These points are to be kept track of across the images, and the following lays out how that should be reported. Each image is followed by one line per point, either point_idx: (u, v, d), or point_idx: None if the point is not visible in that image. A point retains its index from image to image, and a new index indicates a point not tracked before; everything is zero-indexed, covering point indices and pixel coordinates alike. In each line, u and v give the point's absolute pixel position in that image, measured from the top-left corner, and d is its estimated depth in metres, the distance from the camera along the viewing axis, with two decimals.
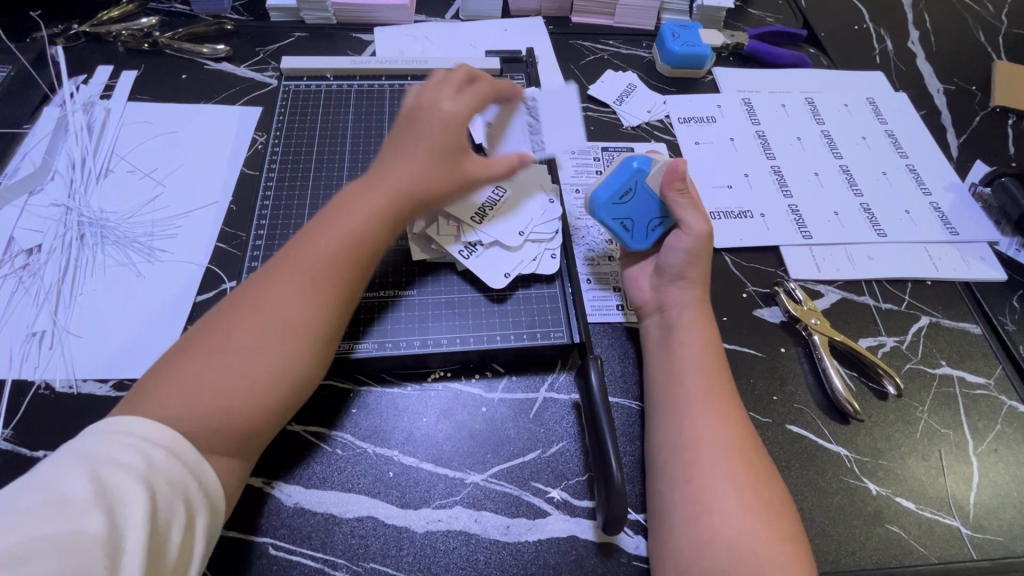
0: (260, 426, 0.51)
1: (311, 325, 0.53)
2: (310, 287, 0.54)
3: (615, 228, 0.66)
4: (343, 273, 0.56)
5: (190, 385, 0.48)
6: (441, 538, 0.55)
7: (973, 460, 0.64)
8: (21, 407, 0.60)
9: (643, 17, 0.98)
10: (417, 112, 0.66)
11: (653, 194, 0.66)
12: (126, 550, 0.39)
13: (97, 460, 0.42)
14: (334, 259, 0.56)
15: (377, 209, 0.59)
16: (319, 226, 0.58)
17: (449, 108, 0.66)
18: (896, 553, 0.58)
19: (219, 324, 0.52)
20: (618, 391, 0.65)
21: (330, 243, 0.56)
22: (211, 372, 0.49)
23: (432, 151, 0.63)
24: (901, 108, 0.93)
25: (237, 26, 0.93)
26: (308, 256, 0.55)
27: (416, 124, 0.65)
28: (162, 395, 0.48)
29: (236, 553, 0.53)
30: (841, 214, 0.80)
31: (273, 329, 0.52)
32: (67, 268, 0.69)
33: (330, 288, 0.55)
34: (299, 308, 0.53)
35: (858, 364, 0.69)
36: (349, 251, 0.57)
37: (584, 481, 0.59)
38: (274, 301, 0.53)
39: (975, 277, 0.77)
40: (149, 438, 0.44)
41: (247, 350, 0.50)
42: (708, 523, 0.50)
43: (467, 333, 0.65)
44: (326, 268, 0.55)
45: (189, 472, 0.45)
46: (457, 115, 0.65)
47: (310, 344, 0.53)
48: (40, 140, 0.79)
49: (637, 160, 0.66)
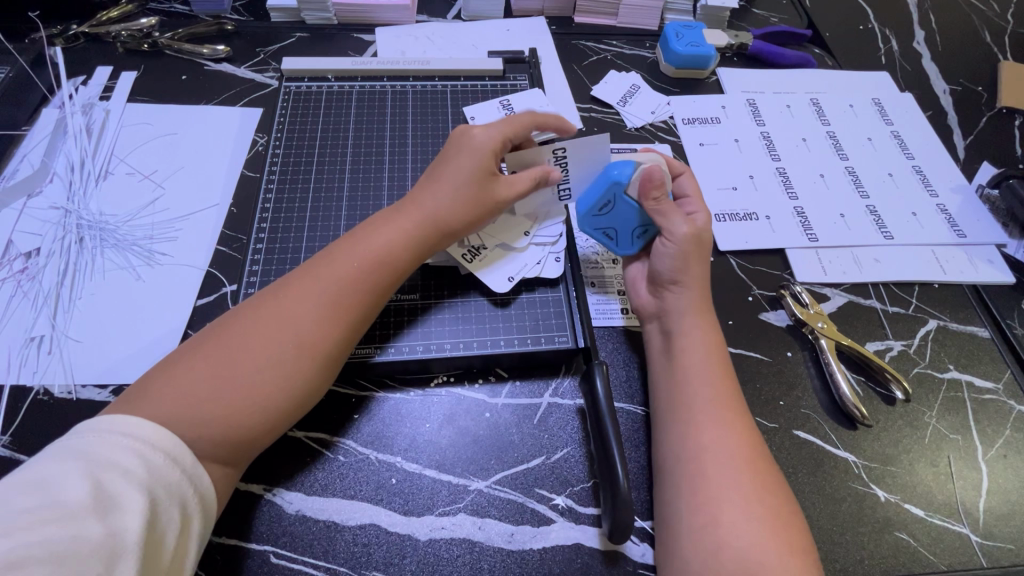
0: (259, 437, 0.50)
1: (327, 345, 0.53)
2: (329, 306, 0.54)
3: (599, 236, 0.67)
4: (360, 294, 0.56)
5: (193, 393, 0.48)
6: (444, 545, 0.55)
7: (982, 465, 0.63)
8: (20, 413, 0.59)
9: (647, 18, 0.97)
10: (450, 142, 0.65)
11: (632, 205, 0.64)
12: (123, 556, 0.39)
13: (93, 462, 0.41)
14: (356, 280, 0.56)
15: (400, 229, 0.60)
16: (343, 245, 0.58)
17: (477, 135, 0.64)
18: (906, 561, 0.57)
19: (231, 329, 0.52)
20: (623, 396, 0.64)
21: (354, 263, 0.57)
22: (221, 378, 0.49)
23: (460, 177, 0.62)
24: (906, 109, 0.93)
25: (238, 26, 0.92)
26: (326, 274, 0.56)
27: (448, 152, 0.64)
28: (165, 396, 0.47)
29: (237, 561, 0.53)
30: (847, 216, 0.80)
31: (289, 343, 0.52)
32: (66, 272, 0.68)
33: (349, 309, 0.55)
34: (317, 326, 0.53)
35: (865, 369, 0.68)
36: (371, 272, 0.57)
37: (589, 488, 0.58)
38: (290, 316, 0.53)
39: (983, 280, 0.76)
40: (149, 441, 0.44)
41: (259, 360, 0.50)
42: (716, 533, 0.50)
43: (469, 338, 0.64)
44: (347, 289, 0.55)
45: (186, 478, 0.45)
46: (487, 144, 0.63)
47: (323, 363, 0.53)
48: (39, 141, 0.78)
49: (616, 168, 0.64)
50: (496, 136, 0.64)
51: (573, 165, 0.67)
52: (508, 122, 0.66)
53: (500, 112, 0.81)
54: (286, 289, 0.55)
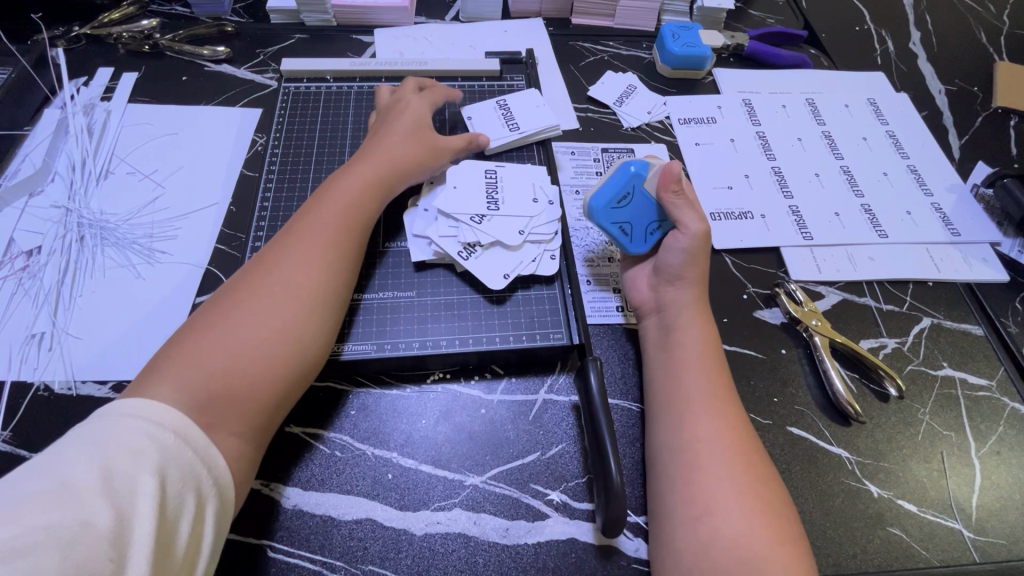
0: (276, 385, 0.52)
1: (313, 284, 0.56)
2: (308, 248, 0.58)
3: (615, 233, 0.67)
4: (336, 233, 0.61)
5: (195, 355, 0.49)
6: (440, 540, 0.55)
7: (976, 462, 0.64)
8: (20, 408, 0.60)
9: (644, 19, 0.98)
10: (383, 112, 0.75)
11: (650, 199, 0.66)
12: (133, 542, 0.38)
13: (105, 447, 0.41)
14: (331, 223, 0.61)
15: (363, 183, 0.65)
16: (309, 209, 0.63)
17: (410, 102, 0.75)
18: (898, 557, 0.58)
19: (221, 302, 0.54)
20: (617, 393, 0.65)
21: (324, 214, 0.61)
22: (218, 332, 0.51)
23: (405, 131, 0.71)
24: (901, 109, 0.93)
25: (238, 28, 0.93)
26: (301, 228, 0.60)
27: (388, 116, 0.73)
28: (169, 365, 0.49)
29: (233, 554, 0.53)
30: (842, 214, 0.80)
31: (275, 290, 0.55)
32: (67, 269, 0.69)
33: (329, 251, 0.59)
34: (301, 266, 0.57)
35: (859, 366, 0.68)
36: (342, 214, 0.62)
37: (584, 483, 0.59)
38: (273, 270, 0.56)
39: (976, 278, 0.77)
40: (160, 422, 0.44)
41: (251, 312, 0.53)
42: (709, 525, 0.50)
43: (465, 335, 0.65)
44: (322, 233, 0.60)
45: (199, 460, 0.44)
46: (413, 104, 0.75)
47: (312, 303, 0.56)
48: (41, 141, 0.79)
49: (634, 165, 0.67)
50: (421, 100, 0.76)
51: (499, 183, 0.73)
52: (431, 94, 0.78)
53: (505, 129, 0.79)
54: (263, 258, 0.58)
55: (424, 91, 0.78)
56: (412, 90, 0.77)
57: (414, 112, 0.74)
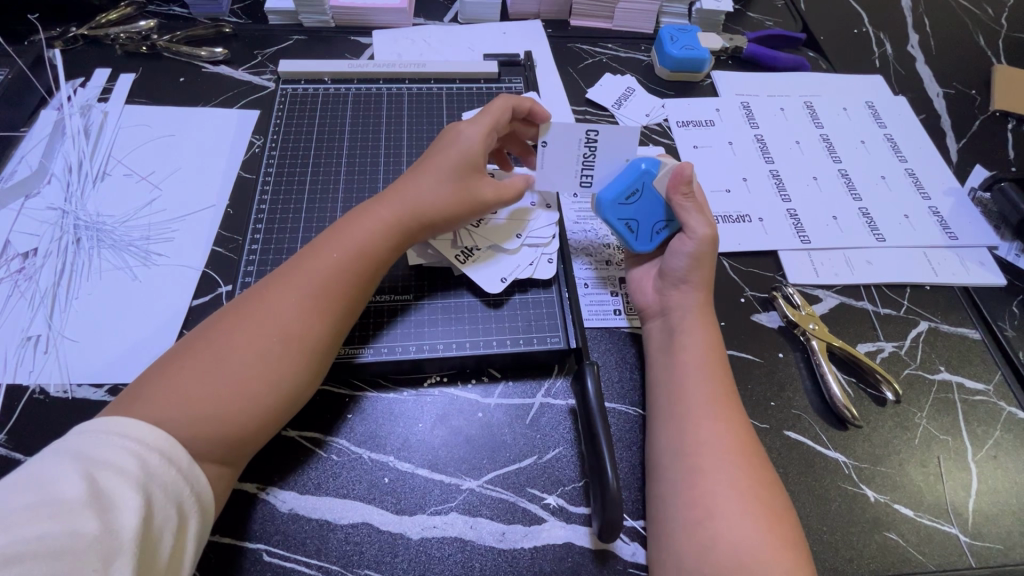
0: (253, 433, 0.50)
1: (314, 336, 0.53)
2: (315, 296, 0.55)
3: (620, 228, 0.67)
4: (346, 284, 0.56)
5: (178, 391, 0.47)
6: (436, 544, 0.55)
7: (972, 466, 0.64)
8: (15, 412, 0.60)
9: (643, 21, 0.98)
10: (440, 138, 0.67)
11: (659, 197, 0.66)
12: (118, 555, 0.38)
13: (92, 461, 0.41)
14: (343, 270, 0.57)
15: (387, 227, 0.60)
16: (326, 241, 0.59)
17: (467, 136, 0.65)
18: (895, 561, 0.58)
19: (218, 329, 0.52)
20: (614, 397, 0.64)
21: (338, 258, 0.57)
22: (209, 373, 0.49)
23: (449, 171, 0.63)
24: (899, 112, 0.93)
25: (236, 29, 0.93)
26: (312, 266, 0.56)
27: (438, 149, 0.65)
28: (158, 395, 0.47)
29: (227, 559, 0.53)
30: (840, 218, 0.80)
31: (275, 339, 0.52)
32: (62, 272, 0.69)
33: (334, 300, 0.55)
34: (304, 315, 0.53)
35: (857, 370, 0.68)
36: (356, 262, 0.57)
37: (580, 487, 0.59)
38: (277, 309, 0.53)
39: (973, 282, 0.77)
40: (146, 443, 0.43)
41: (245, 357, 0.50)
42: (710, 529, 0.50)
43: (462, 338, 0.64)
44: (332, 281, 0.56)
45: (183, 478, 0.44)
46: (470, 141, 0.65)
47: (309, 360, 0.53)
48: (37, 142, 0.79)
49: (645, 161, 0.67)
50: (483, 134, 0.65)
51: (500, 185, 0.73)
52: (494, 118, 0.66)
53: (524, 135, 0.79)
54: (271, 288, 0.55)
55: (489, 116, 0.66)
56: (477, 116, 0.67)
57: (469, 155, 0.64)
